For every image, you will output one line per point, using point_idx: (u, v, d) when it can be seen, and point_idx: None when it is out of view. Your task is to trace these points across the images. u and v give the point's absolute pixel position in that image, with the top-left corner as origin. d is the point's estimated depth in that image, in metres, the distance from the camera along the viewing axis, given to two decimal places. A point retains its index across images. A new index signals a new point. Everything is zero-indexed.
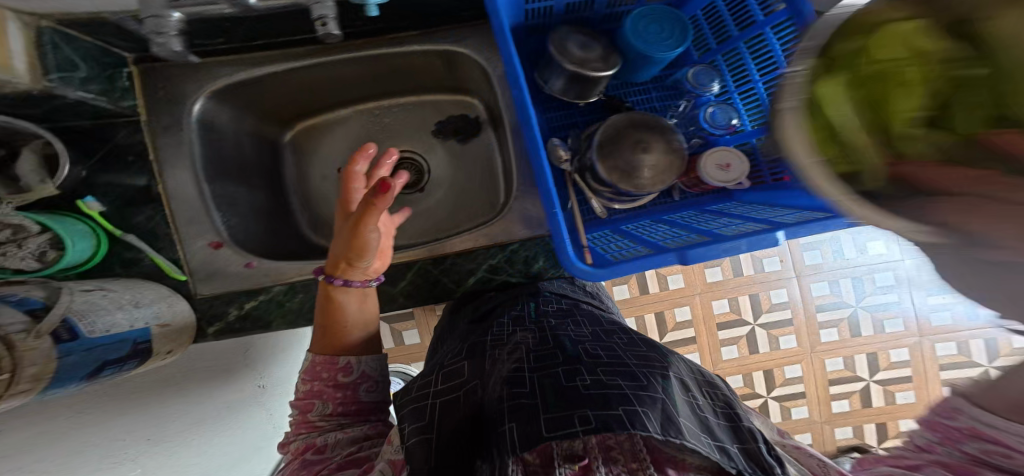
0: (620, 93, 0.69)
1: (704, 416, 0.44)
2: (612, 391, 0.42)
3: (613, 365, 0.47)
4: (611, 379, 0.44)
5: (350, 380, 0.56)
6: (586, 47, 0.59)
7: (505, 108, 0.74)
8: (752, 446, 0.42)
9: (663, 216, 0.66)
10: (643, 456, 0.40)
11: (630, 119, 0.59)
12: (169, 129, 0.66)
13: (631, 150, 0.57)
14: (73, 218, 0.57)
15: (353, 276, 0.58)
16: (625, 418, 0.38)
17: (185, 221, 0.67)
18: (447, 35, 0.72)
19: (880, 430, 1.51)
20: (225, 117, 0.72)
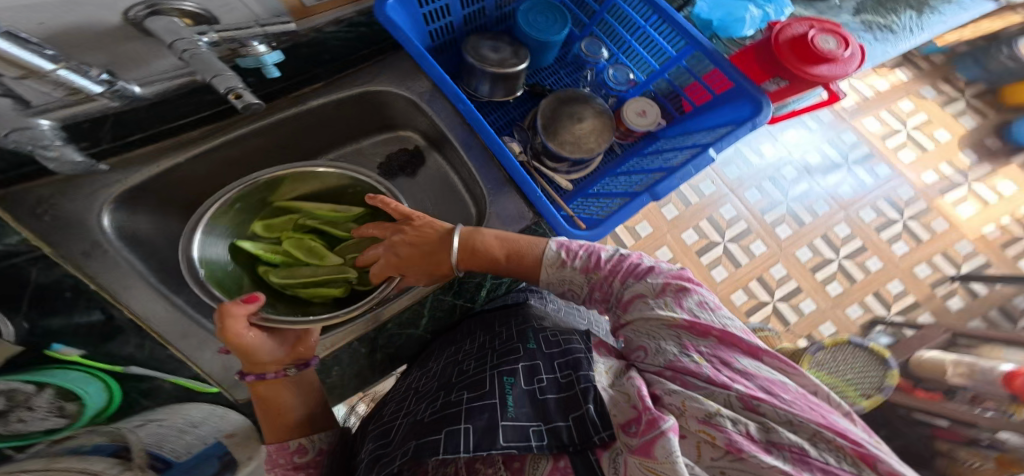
0: (538, 80, 0.74)
1: (542, 399, 0.38)
2: (431, 416, 0.40)
3: (473, 375, 0.45)
4: (447, 398, 0.43)
5: (307, 461, 0.47)
6: (497, 49, 0.63)
7: (447, 129, 0.65)
8: (581, 411, 0.34)
9: (616, 169, 0.72)
10: (499, 466, 0.36)
11: (558, 97, 0.67)
12: (91, 254, 0.48)
13: (568, 121, 0.66)
14: (69, 369, 0.44)
15: (264, 367, 0.46)
16: (436, 445, 0.34)
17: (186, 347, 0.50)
18: (366, 71, 0.65)
19: (883, 298, 1.35)
20: (146, 225, 0.56)
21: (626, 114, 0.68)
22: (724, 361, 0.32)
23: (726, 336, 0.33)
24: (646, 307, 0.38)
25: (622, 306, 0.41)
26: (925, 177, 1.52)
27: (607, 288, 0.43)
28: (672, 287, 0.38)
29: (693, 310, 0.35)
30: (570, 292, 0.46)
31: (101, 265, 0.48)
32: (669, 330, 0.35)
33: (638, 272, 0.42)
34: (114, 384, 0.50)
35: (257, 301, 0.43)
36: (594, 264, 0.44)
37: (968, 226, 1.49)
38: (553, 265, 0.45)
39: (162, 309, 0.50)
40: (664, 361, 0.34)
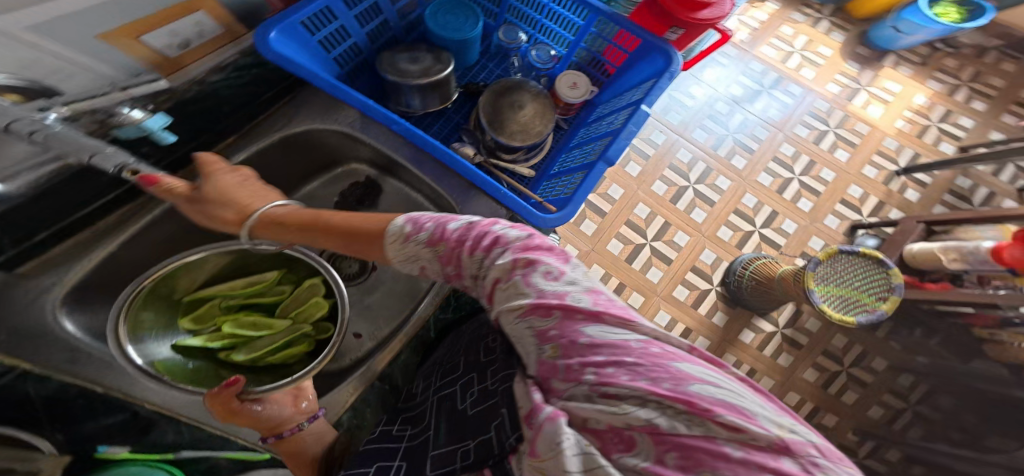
0: (472, 77, 0.75)
1: (469, 414, 0.39)
2: (375, 447, 0.48)
3: (422, 408, 0.50)
4: (399, 431, 0.49)
5: None
6: (415, 59, 0.64)
7: (393, 149, 0.67)
8: (496, 417, 0.34)
9: (570, 142, 0.73)
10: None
11: (493, 90, 0.67)
12: (76, 360, 0.49)
13: (509, 112, 0.66)
14: (128, 464, 0.57)
15: (280, 427, 0.53)
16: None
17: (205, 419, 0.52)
18: (286, 110, 0.66)
19: (849, 204, 1.31)
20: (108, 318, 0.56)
21: (561, 90, 0.69)
22: (573, 354, 0.25)
23: (562, 305, 0.26)
24: (503, 299, 0.30)
25: (488, 294, 0.33)
26: (829, 89, 1.44)
27: (456, 263, 0.35)
28: (521, 262, 0.30)
29: (541, 287, 0.28)
30: (424, 269, 0.38)
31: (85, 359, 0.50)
32: (522, 324, 0.28)
33: (490, 244, 0.33)
34: (177, 471, 0.60)
35: (241, 379, 0.49)
36: (436, 238, 0.35)
37: (883, 124, 1.40)
38: (397, 244, 0.37)
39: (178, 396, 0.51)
40: (538, 365, 0.27)
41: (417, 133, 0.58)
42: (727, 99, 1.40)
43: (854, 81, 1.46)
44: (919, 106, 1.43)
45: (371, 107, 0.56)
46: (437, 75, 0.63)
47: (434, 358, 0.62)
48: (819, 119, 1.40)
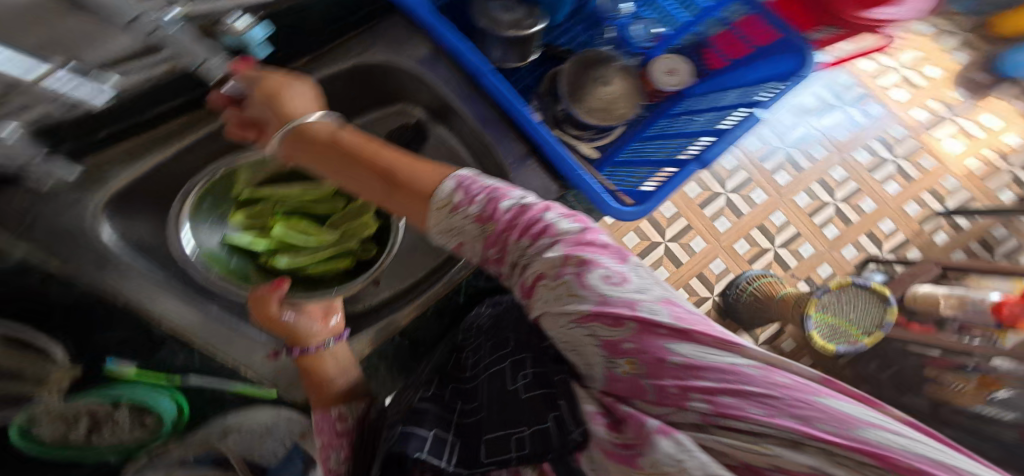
0: (554, 38, 0.69)
1: (522, 398, 0.35)
2: (426, 411, 0.39)
3: (474, 379, 0.44)
4: (445, 402, 0.42)
5: (351, 425, 0.47)
6: (508, 8, 0.59)
7: (457, 97, 0.62)
8: (560, 407, 0.31)
9: (644, 132, 0.70)
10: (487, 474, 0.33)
11: (582, 59, 0.64)
12: (104, 267, 0.47)
13: (594, 86, 0.64)
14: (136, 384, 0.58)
15: (308, 340, 0.48)
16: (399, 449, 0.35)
17: (223, 348, 0.49)
18: (365, 37, 0.63)
19: (873, 238, 1.38)
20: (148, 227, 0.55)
21: (655, 75, 0.65)
22: (657, 372, 0.26)
23: (615, 314, 0.28)
24: (547, 293, 0.33)
25: (525, 283, 0.36)
26: (913, 114, 1.47)
27: (506, 248, 0.37)
28: (574, 259, 0.32)
29: (602, 291, 0.29)
30: (463, 244, 0.39)
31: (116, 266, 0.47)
32: (579, 329, 0.29)
33: (542, 229, 0.35)
34: (178, 394, 0.61)
35: (287, 281, 0.51)
36: (488, 213, 0.37)
37: (952, 162, 1.44)
38: (443, 211, 0.38)
39: (192, 314, 0.49)
40: (605, 376, 0.29)
41: (505, 93, 0.55)
42: (796, 107, 1.43)
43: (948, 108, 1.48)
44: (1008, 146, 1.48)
45: (471, 58, 0.56)
46: (529, 31, 0.59)
47: (466, 330, 0.58)
48: (885, 145, 1.43)
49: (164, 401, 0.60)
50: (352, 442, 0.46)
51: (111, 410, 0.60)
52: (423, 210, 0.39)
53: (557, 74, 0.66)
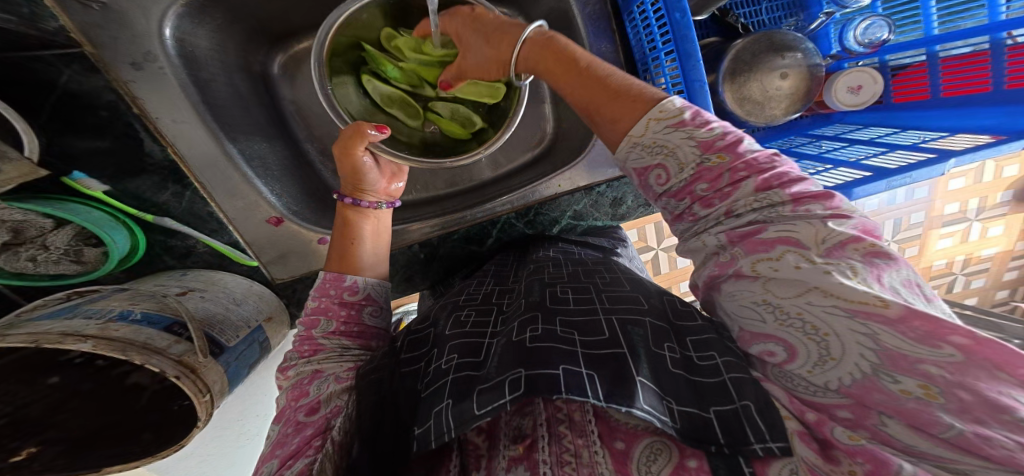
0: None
1: (669, 370, 0.33)
2: (556, 346, 0.34)
3: (587, 319, 0.39)
4: (569, 333, 0.37)
5: (357, 300, 0.51)
6: None
7: (593, 34, 0.65)
8: (727, 405, 0.30)
9: (766, 142, 0.83)
10: (592, 439, 0.31)
11: (767, 38, 0.63)
12: (146, 62, 0.49)
13: (770, 74, 0.63)
14: (88, 207, 0.50)
15: (362, 195, 0.54)
16: (563, 381, 0.30)
17: (218, 182, 0.57)
18: None
19: None
20: (207, 40, 0.53)
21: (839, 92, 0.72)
22: (976, 416, 0.22)
23: (936, 328, 0.23)
24: (787, 263, 0.28)
25: (739, 235, 0.31)
26: (943, 207, 1.23)
27: (725, 190, 0.32)
28: (861, 246, 0.27)
29: (900, 292, 0.25)
30: (659, 170, 0.34)
31: (154, 69, 0.49)
32: (851, 324, 0.25)
33: (781, 187, 0.30)
34: (136, 231, 0.55)
35: (382, 133, 0.51)
36: (724, 144, 0.32)
37: (929, 256, 1.29)
38: (664, 122, 0.33)
39: (208, 145, 0.55)
40: (855, 379, 0.25)
41: (688, 40, 0.54)
42: None
43: (975, 212, 1.24)
44: (979, 256, 1.31)
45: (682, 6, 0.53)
46: None
47: (537, 268, 0.57)
48: (894, 227, 1.24)
49: (123, 235, 0.54)
50: (359, 320, 0.50)
51: (49, 231, 0.48)
52: (636, 116, 0.35)
53: (743, 40, 0.63)
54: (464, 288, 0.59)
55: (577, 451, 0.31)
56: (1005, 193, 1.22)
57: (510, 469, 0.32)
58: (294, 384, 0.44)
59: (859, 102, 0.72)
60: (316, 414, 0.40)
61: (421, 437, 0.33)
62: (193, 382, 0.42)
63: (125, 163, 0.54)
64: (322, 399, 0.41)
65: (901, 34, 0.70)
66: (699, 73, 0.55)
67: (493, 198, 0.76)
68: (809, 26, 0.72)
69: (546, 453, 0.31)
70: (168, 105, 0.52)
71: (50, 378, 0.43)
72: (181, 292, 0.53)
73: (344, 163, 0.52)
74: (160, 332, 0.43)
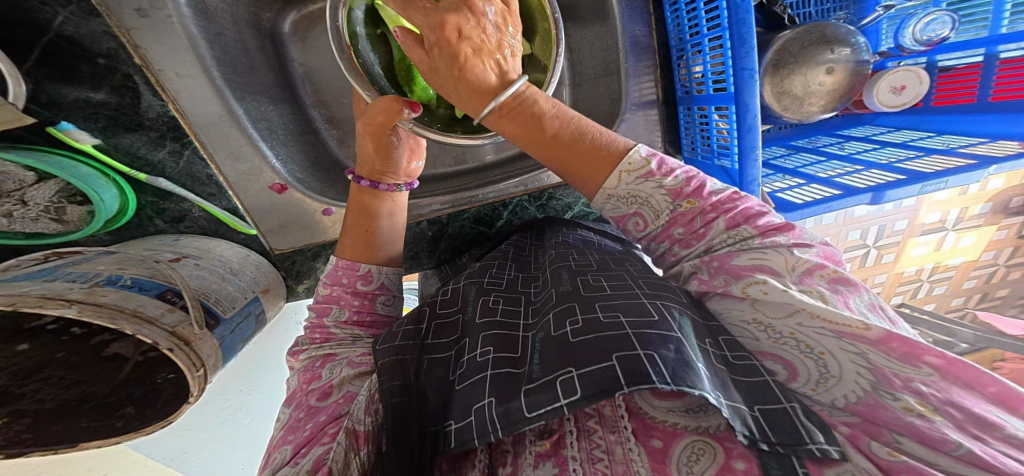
0: None
1: (715, 366, 0.30)
2: (606, 335, 0.31)
3: (624, 302, 0.36)
4: (614, 317, 0.33)
5: (371, 289, 0.50)
6: None
7: (627, 14, 0.61)
8: (772, 405, 0.28)
9: (790, 141, 0.78)
10: (625, 436, 0.29)
11: (818, 30, 0.58)
12: (151, 13, 0.45)
13: (816, 69, 0.58)
14: (74, 160, 0.47)
15: (382, 177, 0.51)
16: (622, 372, 0.27)
17: (220, 141, 0.54)
18: None
19: None
20: None
21: (883, 94, 0.67)
22: (973, 432, 0.25)
23: (914, 349, 0.26)
24: (772, 287, 0.31)
25: (722, 260, 0.34)
26: (925, 216, 1.18)
27: (699, 232, 0.36)
28: (826, 273, 0.31)
29: (865, 315, 0.29)
30: (636, 218, 0.36)
31: (159, 20, 0.45)
32: (840, 343, 0.28)
33: (748, 222, 0.35)
34: (126, 190, 0.52)
35: (416, 111, 0.43)
36: (692, 191, 0.36)
37: (901, 264, 1.26)
38: (635, 175, 0.35)
39: (213, 103, 0.51)
40: (859, 396, 0.27)
41: (745, 25, 0.49)
42: None
43: (952, 222, 1.20)
44: (946, 264, 1.28)
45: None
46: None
47: (562, 252, 0.55)
48: (877, 233, 1.19)
49: (112, 195, 0.51)
50: (372, 310, 0.49)
51: (28, 185, 0.45)
52: (608, 168, 0.35)
53: (780, 36, 0.59)
54: (483, 268, 0.56)
55: (608, 448, 0.29)
56: (984, 205, 1.19)
57: (536, 465, 0.30)
58: (306, 368, 0.43)
59: (900, 103, 0.68)
60: (327, 400, 0.39)
61: (459, 435, 0.31)
62: (186, 354, 0.40)
63: (115, 119, 0.50)
64: (335, 384, 0.40)
65: (961, 33, 0.64)
66: (752, 62, 0.50)
67: (506, 179, 0.74)
68: (860, 21, 0.66)
69: (574, 449, 0.30)
70: (173, 60, 0.48)
71: (18, 346, 0.42)
72: (175, 258, 0.51)
73: (366, 143, 0.47)
74: (152, 299, 0.41)
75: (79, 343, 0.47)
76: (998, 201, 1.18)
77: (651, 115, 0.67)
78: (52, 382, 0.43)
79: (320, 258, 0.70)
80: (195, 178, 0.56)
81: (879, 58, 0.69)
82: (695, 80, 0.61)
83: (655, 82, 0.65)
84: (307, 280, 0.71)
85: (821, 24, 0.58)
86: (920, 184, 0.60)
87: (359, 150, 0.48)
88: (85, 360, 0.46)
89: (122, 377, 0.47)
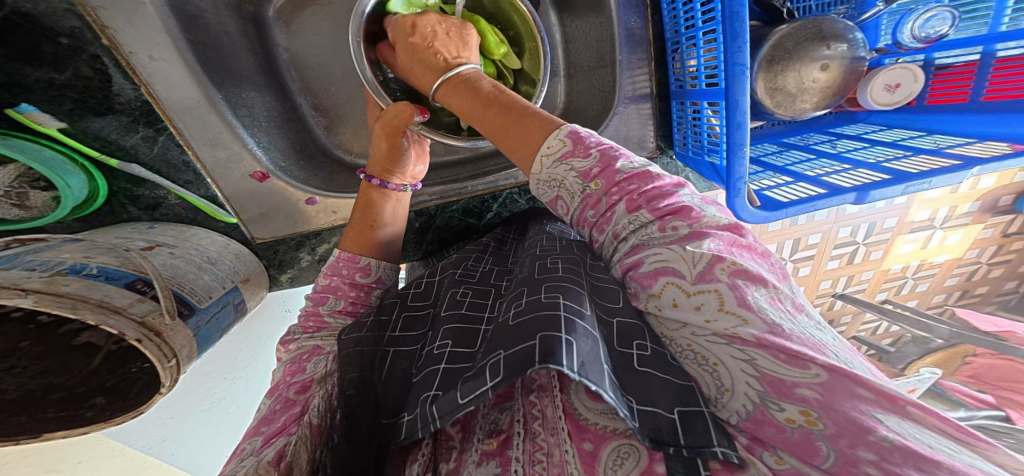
0: None
1: (638, 370, 0.29)
2: (540, 314, 0.29)
3: (568, 285, 0.34)
4: (554, 298, 0.32)
5: (370, 281, 0.50)
6: None
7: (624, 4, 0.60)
8: (692, 407, 0.26)
9: (781, 138, 0.77)
10: (562, 437, 0.28)
11: (816, 24, 0.57)
12: None
13: (810, 65, 0.57)
14: (36, 143, 0.45)
15: (390, 176, 0.52)
16: (539, 350, 0.25)
17: (192, 130, 0.52)
18: None
19: None
20: None
21: (875, 92, 0.66)
22: (850, 440, 0.21)
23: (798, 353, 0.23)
24: (674, 293, 0.29)
25: (631, 266, 0.32)
26: (914, 214, 1.17)
27: (607, 215, 0.33)
28: (726, 266, 0.27)
29: (766, 312, 0.25)
30: (559, 201, 0.36)
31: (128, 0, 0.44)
32: (732, 351, 0.25)
33: (649, 206, 0.31)
34: (95, 174, 0.51)
35: (424, 117, 0.49)
36: (602, 172, 0.33)
37: (887, 261, 1.25)
38: (551, 158, 0.34)
39: (183, 87, 0.49)
40: (749, 410, 0.25)
41: (739, 19, 0.47)
42: None
43: (941, 220, 1.19)
44: (930, 262, 1.27)
45: None
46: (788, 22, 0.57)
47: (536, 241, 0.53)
48: (866, 230, 1.18)
49: (79, 180, 0.49)
50: (367, 301, 0.49)
51: None
52: (530, 152, 0.35)
53: (775, 30, 0.58)
54: (461, 261, 0.56)
55: (549, 450, 0.29)
56: (974, 204, 1.18)
57: (479, 464, 0.30)
58: (292, 360, 0.43)
59: (893, 101, 0.67)
60: (306, 393, 0.38)
61: (408, 427, 0.30)
62: (157, 345, 0.39)
63: (80, 103, 0.48)
64: (317, 377, 0.39)
65: (962, 30, 0.64)
66: (744, 56, 0.48)
67: (497, 172, 0.73)
68: (861, 15, 0.65)
69: (519, 451, 0.30)
70: (144, 42, 0.46)
71: None
72: (148, 247, 0.49)
73: (379, 141, 0.50)
74: (120, 289, 0.40)
75: (47, 332, 0.45)
76: (987, 200, 1.18)
77: (644, 109, 0.66)
78: (16, 373, 0.43)
79: (303, 248, 0.69)
80: (171, 165, 0.55)
81: (877, 56, 0.68)
82: (688, 74, 0.60)
83: (648, 76, 0.64)
84: (291, 270, 0.70)
85: (821, 19, 0.57)
86: (904, 184, 0.59)
87: (372, 148, 0.51)
88: (53, 349, 0.45)
89: (93, 367, 0.47)
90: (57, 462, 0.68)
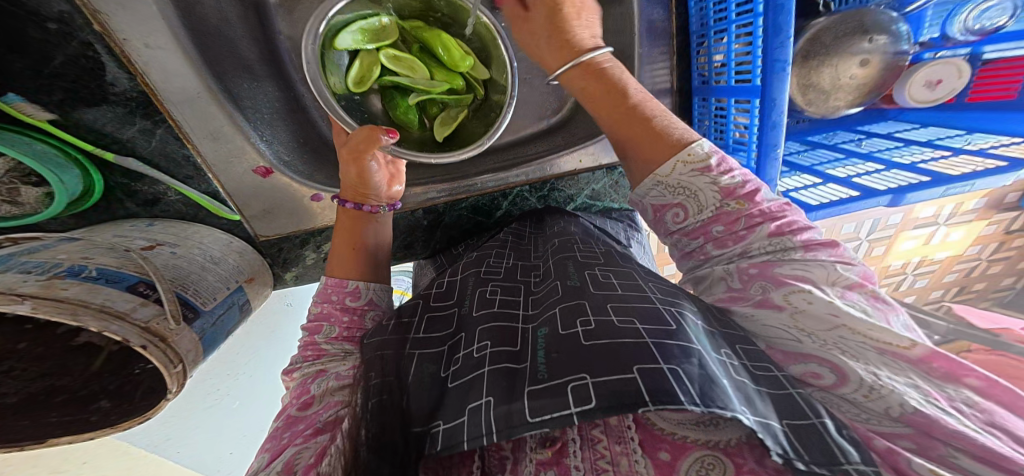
0: None
1: (735, 377, 0.27)
2: (623, 342, 0.28)
3: (636, 304, 0.33)
4: (629, 324, 0.30)
5: (360, 305, 0.47)
6: None
7: None
8: (801, 420, 0.25)
9: (808, 136, 0.72)
10: (632, 446, 0.27)
11: (858, 17, 0.53)
12: None
13: (849, 60, 0.54)
14: (29, 137, 0.43)
15: (364, 198, 0.52)
16: (645, 386, 0.23)
17: (196, 121, 0.49)
18: None
19: None
20: None
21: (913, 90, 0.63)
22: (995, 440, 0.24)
23: (956, 371, 0.26)
24: (818, 297, 0.30)
25: (760, 267, 0.34)
26: (919, 210, 1.13)
27: (741, 233, 0.35)
28: (865, 291, 0.31)
29: (897, 328, 0.29)
30: (678, 209, 0.37)
31: None
32: (883, 359, 0.27)
33: (792, 234, 0.34)
34: (91, 171, 0.49)
35: (393, 137, 0.48)
36: (744, 192, 0.35)
37: (889, 257, 1.22)
38: (693, 165, 0.34)
39: (189, 78, 0.47)
40: (915, 406, 0.24)
41: (783, 11, 0.44)
42: None
43: (944, 217, 1.15)
44: (931, 258, 1.25)
45: None
46: (815, 23, 0.54)
47: (566, 241, 0.51)
48: (872, 226, 1.13)
49: (75, 176, 0.47)
50: (362, 326, 0.46)
51: None
52: (667, 156, 0.35)
53: (812, 24, 0.54)
54: (481, 256, 0.53)
55: (614, 459, 0.27)
56: (979, 200, 1.12)
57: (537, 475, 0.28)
58: (296, 385, 0.39)
59: (933, 98, 0.63)
60: (308, 410, 0.36)
61: (447, 437, 0.27)
62: (162, 351, 0.37)
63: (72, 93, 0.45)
64: (318, 393, 0.37)
65: (1019, 20, 0.60)
66: (786, 53, 0.46)
67: (511, 168, 0.69)
68: (905, 8, 0.58)
69: (578, 459, 0.28)
70: (140, 29, 0.43)
71: None
72: (149, 245, 0.47)
73: (348, 167, 0.49)
74: (122, 293, 0.38)
75: (46, 332, 0.43)
76: (992, 197, 1.12)
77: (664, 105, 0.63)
78: (15, 375, 0.41)
79: (308, 245, 0.67)
80: (173, 159, 0.52)
81: (918, 50, 0.63)
82: (715, 69, 0.56)
83: (669, 70, 0.61)
84: (295, 267, 0.68)
85: (855, 12, 0.53)
86: (944, 187, 0.56)
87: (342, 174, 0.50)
88: (51, 351, 0.43)
89: (96, 368, 0.44)
90: (62, 462, 0.66)
